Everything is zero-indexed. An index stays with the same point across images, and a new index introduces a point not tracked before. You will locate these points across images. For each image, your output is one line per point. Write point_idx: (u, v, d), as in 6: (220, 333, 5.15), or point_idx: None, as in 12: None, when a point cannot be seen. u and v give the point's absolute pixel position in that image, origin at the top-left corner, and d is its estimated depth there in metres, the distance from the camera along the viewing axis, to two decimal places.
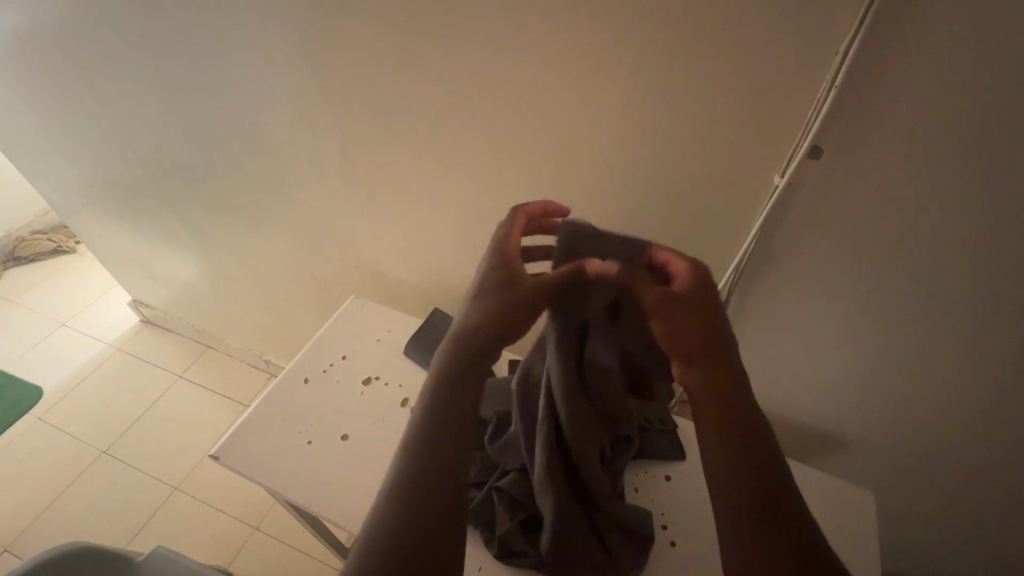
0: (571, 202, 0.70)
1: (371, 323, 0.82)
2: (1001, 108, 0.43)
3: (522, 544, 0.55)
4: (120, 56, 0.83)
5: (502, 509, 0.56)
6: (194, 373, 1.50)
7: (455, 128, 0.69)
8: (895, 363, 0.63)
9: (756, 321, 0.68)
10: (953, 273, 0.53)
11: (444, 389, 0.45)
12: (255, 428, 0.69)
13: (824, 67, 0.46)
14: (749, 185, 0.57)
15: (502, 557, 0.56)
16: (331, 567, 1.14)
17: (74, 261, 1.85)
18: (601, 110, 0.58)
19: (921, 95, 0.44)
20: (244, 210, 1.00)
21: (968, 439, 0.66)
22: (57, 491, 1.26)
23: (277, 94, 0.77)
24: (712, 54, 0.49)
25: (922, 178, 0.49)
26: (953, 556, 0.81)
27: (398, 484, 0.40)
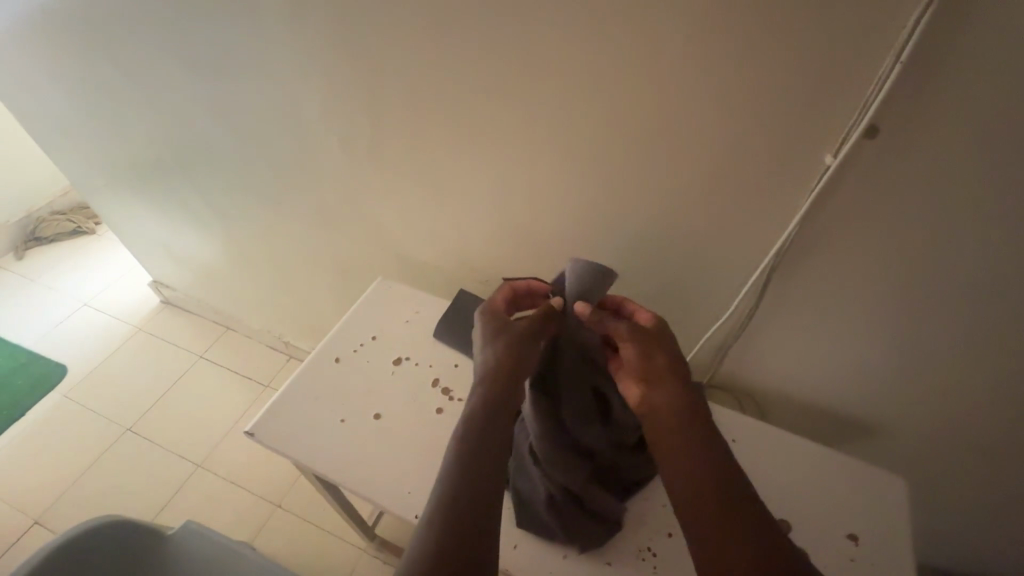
0: (608, 185, 0.68)
1: (399, 304, 0.82)
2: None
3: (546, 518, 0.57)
4: (148, 33, 0.82)
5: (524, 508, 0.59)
6: (215, 353, 1.52)
7: (489, 108, 0.67)
8: (938, 351, 0.62)
9: (794, 307, 0.67)
10: (1007, 261, 0.52)
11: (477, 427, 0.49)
12: (288, 406, 0.70)
13: (888, 42, 0.44)
14: (796, 166, 0.55)
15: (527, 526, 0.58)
16: (352, 545, 1.16)
17: (94, 242, 1.86)
18: (644, 89, 0.57)
19: (990, 73, 0.43)
20: (270, 190, 1.00)
21: (1008, 431, 0.65)
22: (85, 466, 1.29)
23: (307, 72, 0.76)
24: (770, 29, 0.47)
25: (986, 159, 0.47)
26: (982, 548, 0.81)
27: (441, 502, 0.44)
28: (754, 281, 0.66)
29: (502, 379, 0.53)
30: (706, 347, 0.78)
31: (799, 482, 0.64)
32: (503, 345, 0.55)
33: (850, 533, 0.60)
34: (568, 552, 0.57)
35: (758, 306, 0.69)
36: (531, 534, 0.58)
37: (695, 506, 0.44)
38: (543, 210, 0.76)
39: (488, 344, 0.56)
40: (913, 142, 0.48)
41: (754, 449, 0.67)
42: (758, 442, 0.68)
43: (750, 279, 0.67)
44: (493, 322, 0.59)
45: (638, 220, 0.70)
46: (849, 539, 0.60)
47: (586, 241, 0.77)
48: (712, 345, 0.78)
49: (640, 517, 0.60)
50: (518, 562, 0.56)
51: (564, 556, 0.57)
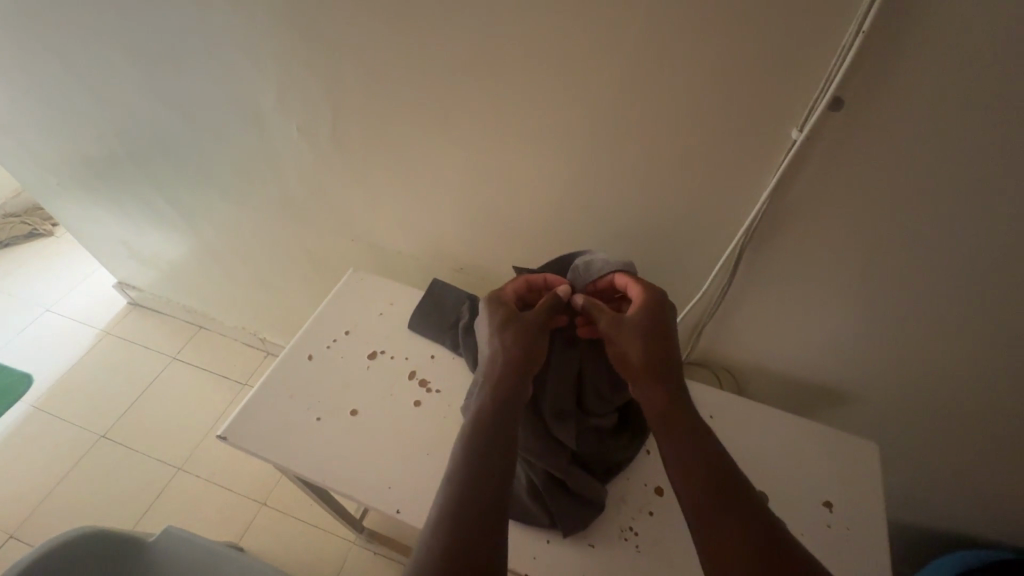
0: (577, 167, 0.67)
1: (371, 296, 0.80)
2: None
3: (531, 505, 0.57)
4: (85, 21, 0.77)
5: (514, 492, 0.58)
6: (189, 354, 1.48)
7: (453, 90, 0.65)
8: (905, 319, 0.64)
9: (766, 282, 0.68)
10: (972, 228, 0.53)
11: (483, 424, 0.52)
12: (261, 407, 0.68)
13: (852, 12, 0.44)
14: (765, 140, 0.55)
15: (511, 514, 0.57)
16: (341, 538, 1.16)
17: (53, 244, 1.79)
18: (609, 66, 0.55)
19: (957, 38, 0.42)
20: (231, 183, 0.96)
21: (970, 392, 0.68)
22: (59, 476, 1.25)
23: (260, 59, 0.72)
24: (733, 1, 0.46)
25: (952, 127, 0.47)
26: (949, 505, 0.84)
27: (444, 503, 0.46)
28: (726, 258, 0.66)
29: (508, 371, 0.56)
30: (682, 324, 0.79)
31: (776, 453, 0.65)
32: (512, 338, 0.59)
33: (824, 500, 0.62)
34: (551, 537, 0.57)
35: (732, 282, 0.69)
36: (514, 522, 0.58)
37: (691, 485, 0.47)
38: (513, 194, 0.74)
39: (497, 335, 0.59)
40: (880, 112, 0.48)
41: (731, 424, 0.68)
42: (735, 417, 0.69)
43: (723, 256, 0.67)
44: (502, 312, 0.61)
45: (610, 201, 0.69)
46: (824, 506, 0.61)
47: (559, 224, 0.76)
48: (688, 322, 0.78)
49: (621, 498, 0.60)
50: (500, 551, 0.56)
51: (547, 540, 0.57)
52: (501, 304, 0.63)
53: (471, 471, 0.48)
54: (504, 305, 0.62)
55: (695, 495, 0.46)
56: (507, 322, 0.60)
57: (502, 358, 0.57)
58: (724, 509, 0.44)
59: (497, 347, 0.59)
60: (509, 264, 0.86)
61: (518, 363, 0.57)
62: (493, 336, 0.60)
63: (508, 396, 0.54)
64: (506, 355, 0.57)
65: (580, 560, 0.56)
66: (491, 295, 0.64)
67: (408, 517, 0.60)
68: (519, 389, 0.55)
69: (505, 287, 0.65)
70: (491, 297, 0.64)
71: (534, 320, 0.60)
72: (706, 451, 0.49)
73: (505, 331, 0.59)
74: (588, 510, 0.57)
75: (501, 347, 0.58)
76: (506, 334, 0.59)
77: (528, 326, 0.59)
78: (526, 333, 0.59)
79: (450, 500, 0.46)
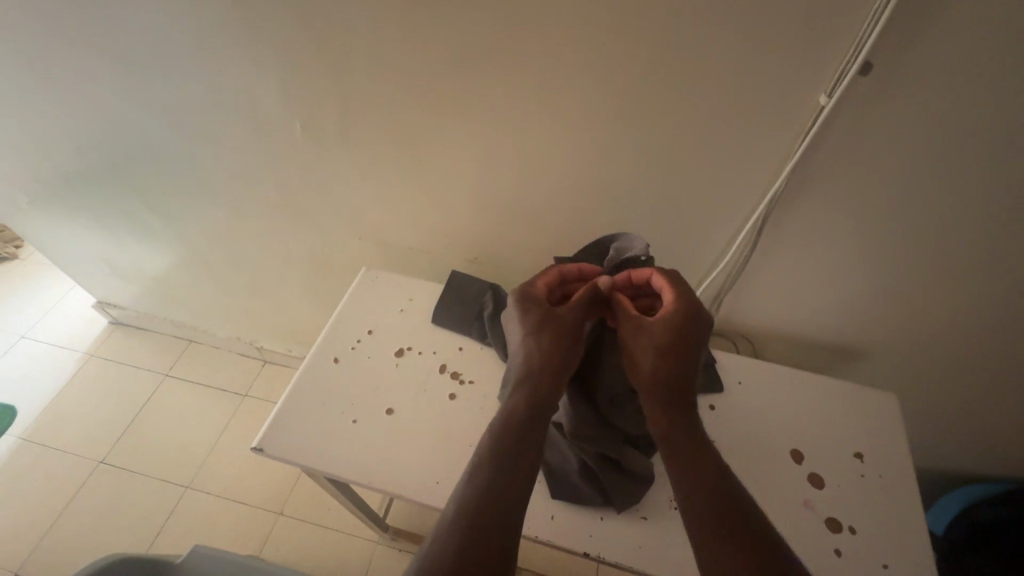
0: (597, 148, 0.67)
1: (389, 293, 0.79)
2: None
3: (579, 484, 0.58)
4: (59, 26, 0.71)
5: (562, 472, 0.60)
6: (182, 369, 1.43)
7: (470, 78, 0.64)
8: (918, 274, 0.67)
9: (785, 248, 0.70)
10: (986, 184, 0.55)
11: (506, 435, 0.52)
12: (294, 414, 0.67)
13: None
14: (789, 109, 0.56)
15: (560, 494, 0.59)
16: (364, 539, 1.16)
17: (19, 266, 1.68)
18: (636, 44, 0.55)
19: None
20: (225, 189, 0.93)
21: (977, 338, 0.72)
22: (60, 507, 1.20)
23: (258, 56, 0.69)
24: None
25: (974, 86, 0.49)
26: (953, 446, 0.89)
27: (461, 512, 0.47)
28: (748, 229, 0.68)
29: (538, 380, 0.56)
30: (701, 297, 0.80)
31: (805, 413, 0.68)
32: (544, 342, 0.57)
33: (855, 452, 0.65)
34: (601, 513, 0.59)
35: (752, 252, 0.71)
36: (564, 504, 0.59)
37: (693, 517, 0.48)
38: (531, 179, 0.74)
39: (530, 337, 0.58)
40: (907, 75, 0.50)
41: (760, 388, 0.70)
42: (762, 381, 0.71)
43: (744, 226, 0.68)
44: (536, 310, 0.59)
45: (630, 180, 0.70)
46: (855, 458, 0.64)
47: (576, 206, 0.76)
48: (707, 294, 0.80)
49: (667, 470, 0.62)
50: (559, 532, 0.57)
51: (602, 518, 0.58)
52: (534, 300, 0.60)
53: (491, 482, 0.49)
54: (536, 301, 0.60)
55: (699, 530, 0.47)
56: (542, 324, 0.58)
57: (535, 363, 0.57)
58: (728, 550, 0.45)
59: (530, 351, 0.57)
60: (523, 250, 0.86)
61: (547, 369, 0.56)
62: (527, 339, 0.58)
63: (534, 407, 0.55)
64: (538, 360, 0.57)
65: (635, 532, 0.58)
66: (525, 287, 0.62)
67: None
68: (546, 399, 0.55)
69: (539, 279, 0.62)
70: (525, 291, 0.61)
71: (570, 323, 0.57)
72: (716, 482, 0.49)
73: (541, 332, 0.57)
74: (632, 489, 0.58)
75: (534, 351, 0.57)
76: (540, 336, 0.57)
77: (565, 327, 0.57)
78: (560, 336, 0.57)
79: (465, 510, 0.47)
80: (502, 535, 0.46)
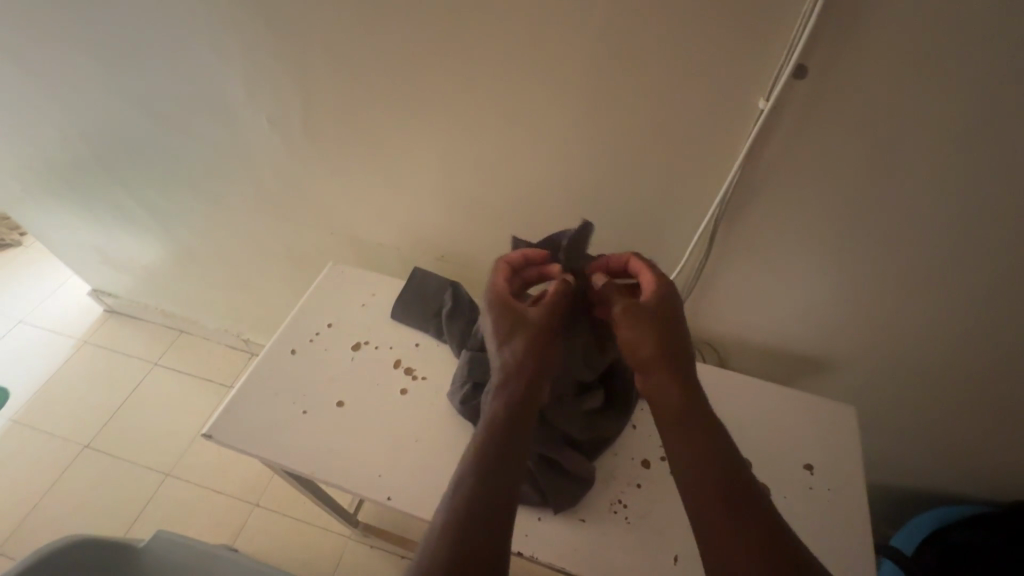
0: (552, 148, 0.67)
1: (352, 288, 0.80)
2: (997, 6, 0.42)
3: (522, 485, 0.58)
4: (37, 19, 0.74)
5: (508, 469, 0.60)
6: (170, 359, 1.46)
7: (425, 75, 0.65)
8: (876, 282, 0.66)
9: (742, 253, 0.69)
10: (931, 190, 0.55)
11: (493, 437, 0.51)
12: (245, 404, 0.68)
13: None
14: (733, 112, 0.56)
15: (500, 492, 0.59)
16: (336, 534, 1.16)
17: (22, 254, 1.73)
18: (580, 43, 0.56)
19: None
20: (203, 181, 0.95)
21: (940, 349, 0.70)
22: (43, 490, 1.22)
23: (224, 50, 0.70)
24: None
25: (908, 91, 0.49)
26: (928, 463, 0.87)
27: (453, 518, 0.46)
28: (701, 233, 0.67)
29: (520, 375, 0.55)
30: None
31: (757, 420, 0.67)
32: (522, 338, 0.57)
33: (806, 463, 0.64)
34: (539, 513, 0.59)
35: (709, 257, 0.70)
36: None
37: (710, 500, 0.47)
38: (491, 178, 0.75)
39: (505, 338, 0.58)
40: (845, 75, 0.49)
41: (715, 395, 0.70)
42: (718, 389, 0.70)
43: (699, 229, 0.68)
44: (506, 310, 0.59)
45: (586, 180, 0.70)
46: (805, 469, 0.63)
47: (538, 205, 0.76)
48: None
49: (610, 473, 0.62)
50: None
51: (539, 518, 0.59)
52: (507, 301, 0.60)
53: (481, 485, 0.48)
54: (508, 301, 0.60)
55: (707, 518, 0.46)
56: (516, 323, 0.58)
57: (512, 361, 0.56)
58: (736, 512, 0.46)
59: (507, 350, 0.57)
60: (490, 249, 0.86)
61: (530, 363, 0.56)
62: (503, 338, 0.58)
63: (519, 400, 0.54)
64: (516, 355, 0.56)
65: (571, 532, 0.58)
66: (492, 283, 0.62)
67: (400, 503, 0.60)
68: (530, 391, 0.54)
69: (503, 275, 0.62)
70: (492, 287, 0.61)
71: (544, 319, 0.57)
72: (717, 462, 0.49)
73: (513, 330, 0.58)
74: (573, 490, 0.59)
75: (513, 350, 0.57)
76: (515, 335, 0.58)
77: (538, 325, 0.57)
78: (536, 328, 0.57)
79: (455, 520, 0.46)
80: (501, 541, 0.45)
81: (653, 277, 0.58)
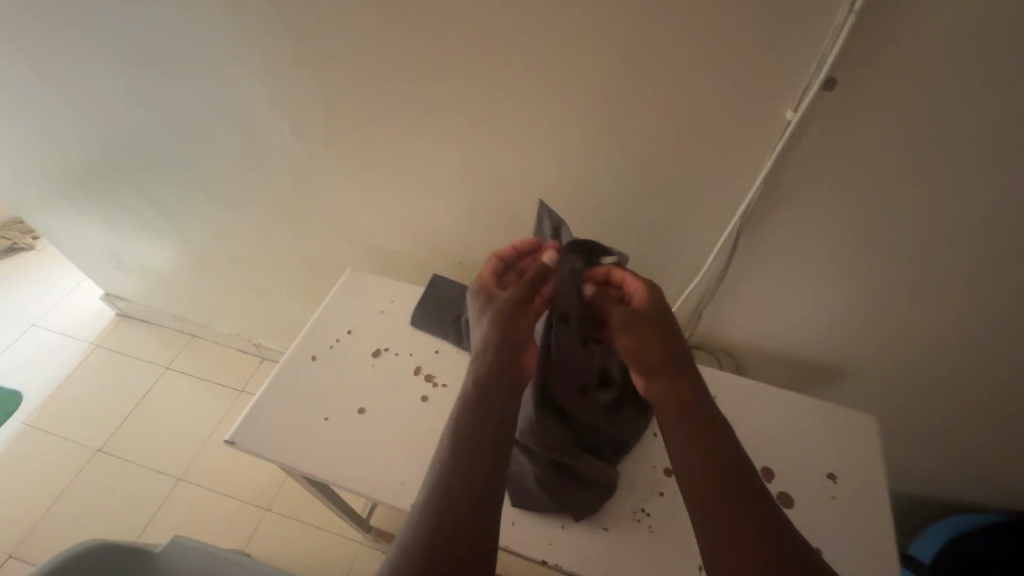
0: (574, 156, 0.67)
1: (370, 294, 0.80)
2: None
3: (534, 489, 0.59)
4: (62, 27, 0.75)
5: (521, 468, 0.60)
6: (182, 363, 1.46)
7: (449, 84, 0.65)
8: (898, 291, 0.66)
9: (763, 262, 0.69)
10: (959, 201, 0.55)
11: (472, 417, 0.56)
12: (267, 410, 0.68)
13: None
14: (760, 122, 0.56)
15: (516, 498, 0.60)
16: (348, 539, 1.16)
17: (35, 257, 1.74)
18: (607, 54, 0.56)
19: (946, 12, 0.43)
20: (220, 187, 0.95)
21: (963, 359, 0.70)
22: (56, 493, 1.23)
23: (247, 58, 0.71)
24: None
25: (940, 103, 0.49)
26: (947, 472, 0.87)
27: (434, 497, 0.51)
28: (723, 241, 0.67)
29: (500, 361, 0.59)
30: (681, 309, 0.80)
31: (778, 429, 0.67)
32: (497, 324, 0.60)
33: (828, 473, 0.63)
34: (563, 522, 0.59)
35: (730, 264, 0.70)
36: (526, 510, 0.60)
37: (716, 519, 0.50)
38: (510, 186, 0.75)
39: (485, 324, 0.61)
40: (873, 86, 0.49)
41: (735, 403, 0.70)
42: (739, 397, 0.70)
43: (721, 237, 0.68)
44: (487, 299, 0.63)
45: (607, 188, 0.70)
46: (827, 479, 0.63)
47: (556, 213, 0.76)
48: (688, 306, 0.79)
49: (633, 481, 0.63)
50: (516, 539, 0.58)
51: (563, 526, 0.59)
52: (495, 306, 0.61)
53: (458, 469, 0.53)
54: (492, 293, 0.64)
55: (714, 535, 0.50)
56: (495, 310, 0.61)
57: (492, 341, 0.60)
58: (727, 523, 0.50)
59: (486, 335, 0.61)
60: None
61: (507, 348, 0.59)
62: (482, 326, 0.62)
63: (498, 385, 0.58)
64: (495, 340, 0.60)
65: (594, 541, 0.58)
66: (479, 278, 0.65)
67: None
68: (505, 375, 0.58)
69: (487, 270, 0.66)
70: (476, 281, 0.65)
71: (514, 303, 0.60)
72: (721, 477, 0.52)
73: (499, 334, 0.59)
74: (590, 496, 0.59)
75: (491, 335, 0.60)
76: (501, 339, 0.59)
77: (512, 308, 0.60)
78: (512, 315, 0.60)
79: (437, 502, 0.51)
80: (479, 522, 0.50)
81: (641, 284, 0.59)
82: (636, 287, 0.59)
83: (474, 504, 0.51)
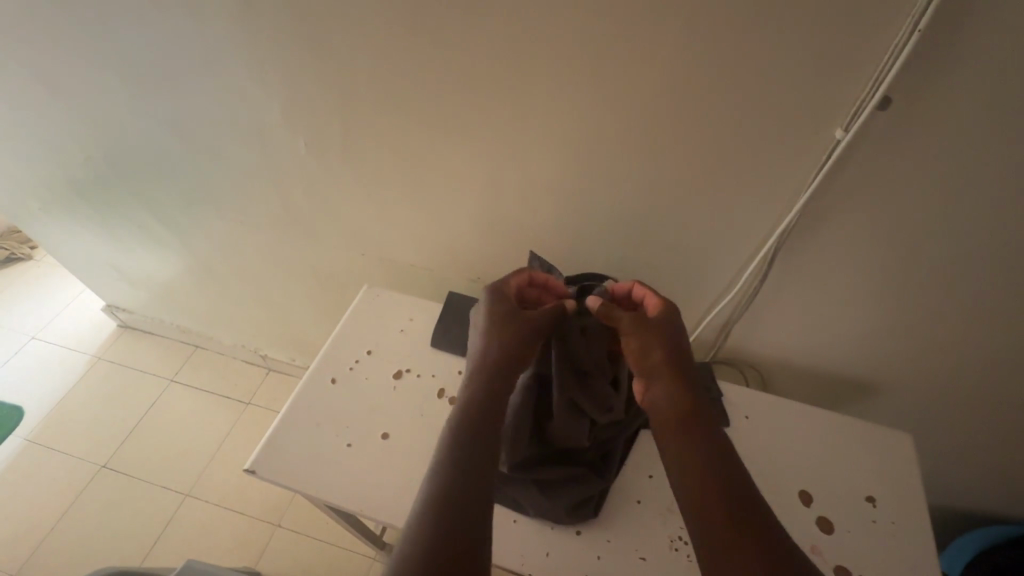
0: (605, 174, 0.66)
1: (390, 313, 0.78)
2: None
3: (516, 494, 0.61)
4: (72, 40, 0.72)
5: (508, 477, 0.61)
6: (186, 375, 1.44)
7: (476, 103, 0.63)
8: (936, 312, 0.64)
9: (797, 280, 0.68)
10: (1007, 225, 0.53)
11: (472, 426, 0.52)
12: (287, 437, 0.66)
13: (905, 13, 0.43)
14: (806, 141, 0.54)
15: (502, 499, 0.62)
16: (360, 555, 1.14)
17: (33, 267, 1.71)
18: (647, 74, 0.54)
19: (1016, 30, 0.42)
20: (230, 202, 0.93)
21: (999, 378, 0.69)
22: (60, 511, 1.20)
23: (265, 73, 0.69)
24: (781, 8, 0.46)
25: (997, 127, 0.47)
26: (974, 487, 0.86)
27: (428, 503, 0.45)
28: (759, 260, 0.66)
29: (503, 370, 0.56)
30: (708, 326, 0.79)
31: (808, 451, 0.68)
32: (507, 332, 0.58)
33: (868, 496, 0.64)
34: (600, 552, 0.59)
35: (763, 282, 0.69)
36: (564, 538, 0.60)
37: (723, 539, 0.44)
38: (535, 203, 0.73)
39: (493, 330, 0.59)
40: (930, 105, 0.48)
41: (766, 426, 0.70)
42: (769, 418, 0.71)
43: (756, 256, 0.67)
44: (501, 307, 0.60)
45: (637, 207, 0.68)
46: (868, 501, 0.64)
47: (582, 229, 0.74)
48: (716, 322, 0.78)
49: (670, 509, 0.62)
50: (555, 568, 0.58)
51: (599, 557, 0.59)
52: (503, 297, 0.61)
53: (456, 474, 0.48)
54: (507, 301, 0.61)
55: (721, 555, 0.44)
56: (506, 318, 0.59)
57: (498, 351, 0.57)
58: (714, 522, 0.46)
59: (490, 344, 0.58)
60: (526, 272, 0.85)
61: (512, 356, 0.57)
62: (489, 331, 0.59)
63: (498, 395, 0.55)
64: (499, 349, 0.57)
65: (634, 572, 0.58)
66: (493, 287, 0.63)
67: None
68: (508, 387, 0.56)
69: (511, 284, 0.63)
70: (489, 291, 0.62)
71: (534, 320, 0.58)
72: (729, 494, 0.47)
73: (504, 328, 0.58)
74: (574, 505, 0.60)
75: (498, 343, 0.58)
76: (503, 331, 0.58)
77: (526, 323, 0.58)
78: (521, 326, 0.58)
79: (432, 507, 0.45)
80: (478, 534, 0.43)
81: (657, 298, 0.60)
82: (653, 301, 0.60)
83: (465, 499, 0.46)
